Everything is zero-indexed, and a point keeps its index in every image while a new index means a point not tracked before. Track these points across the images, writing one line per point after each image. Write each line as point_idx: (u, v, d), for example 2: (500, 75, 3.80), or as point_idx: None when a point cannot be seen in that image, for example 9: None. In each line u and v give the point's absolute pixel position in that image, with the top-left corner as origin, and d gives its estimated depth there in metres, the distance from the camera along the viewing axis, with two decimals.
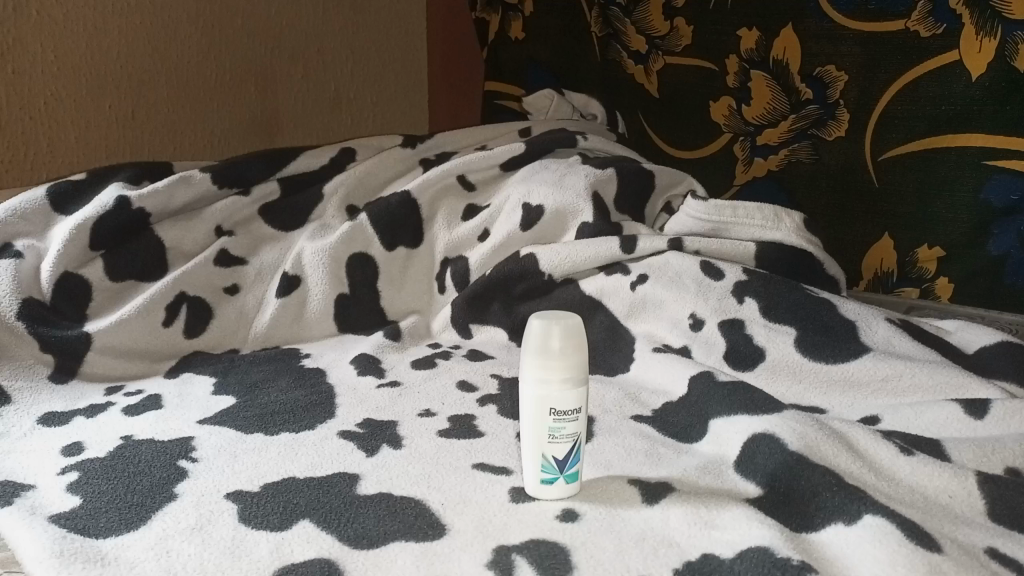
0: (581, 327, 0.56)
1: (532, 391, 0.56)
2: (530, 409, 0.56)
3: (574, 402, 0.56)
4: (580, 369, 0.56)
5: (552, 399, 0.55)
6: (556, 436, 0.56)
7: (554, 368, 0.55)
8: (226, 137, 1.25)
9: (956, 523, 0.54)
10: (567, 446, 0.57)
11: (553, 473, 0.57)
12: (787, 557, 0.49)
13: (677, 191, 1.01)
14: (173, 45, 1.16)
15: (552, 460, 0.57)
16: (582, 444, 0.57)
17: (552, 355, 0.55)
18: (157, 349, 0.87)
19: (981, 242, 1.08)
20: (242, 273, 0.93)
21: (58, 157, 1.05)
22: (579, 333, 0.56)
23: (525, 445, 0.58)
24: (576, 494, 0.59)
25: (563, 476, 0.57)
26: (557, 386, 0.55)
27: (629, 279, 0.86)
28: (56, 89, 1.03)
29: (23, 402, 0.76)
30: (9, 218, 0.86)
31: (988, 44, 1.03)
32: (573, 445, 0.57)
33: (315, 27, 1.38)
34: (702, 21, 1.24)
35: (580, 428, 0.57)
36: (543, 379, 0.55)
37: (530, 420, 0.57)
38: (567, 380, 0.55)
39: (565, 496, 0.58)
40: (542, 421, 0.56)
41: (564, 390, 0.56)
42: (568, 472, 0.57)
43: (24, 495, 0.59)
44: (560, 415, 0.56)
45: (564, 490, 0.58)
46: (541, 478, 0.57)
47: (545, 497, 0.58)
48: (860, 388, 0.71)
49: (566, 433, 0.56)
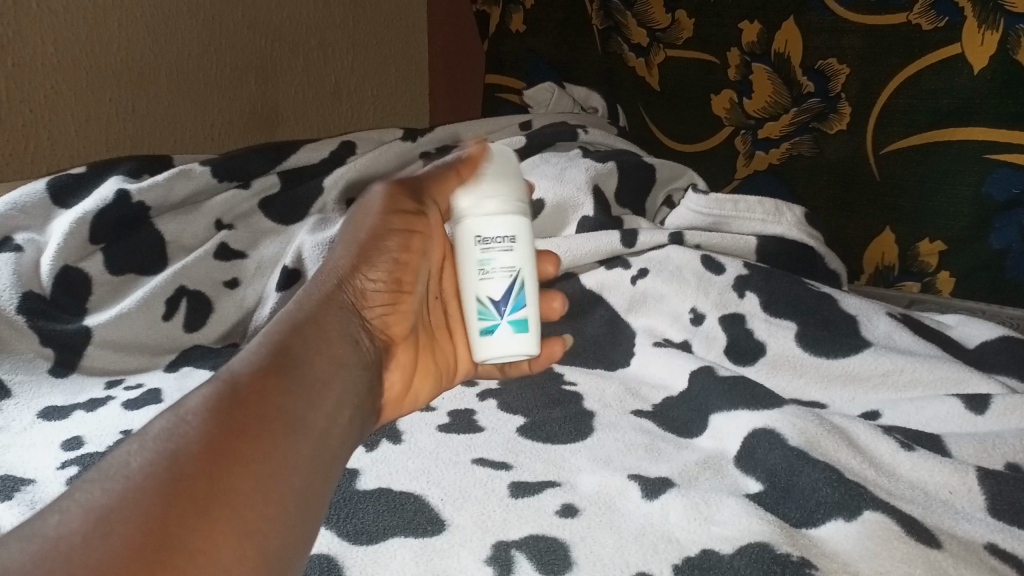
0: (504, 155, 0.66)
1: (464, 217, 0.63)
2: (462, 241, 0.63)
3: (509, 229, 0.63)
4: (509, 202, 0.63)
5: (490, 225, 0.62)
6: (487, 270, 0.63)
7: (495, 190, 0.63)
8: (226, 130, 1.24)
9: (955, 518, 0.55)
10: (508, 281, 0.63)
11: (493, 318, 0.63)
12: (786, 553, 0.50)
13: (677, 185, 1.03)
14: (174, 36, 1.12)
15: (489, 302, 0.63)
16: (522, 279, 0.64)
17: (488, 179, 0.63)
18: (157, 343, 0.85)
19: (982, 236, 1.08)
20: (241, 267, 0.91)
21: (59, 150, 1.00)
22: (510, 157, 0.66)
23: (463, 290, 0.64)
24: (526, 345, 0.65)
25: (504, 320, 0.64)
26: (498, 208, 0.62)
27: (629, 273, 0.85)
28: (56, 83, 0.98)
29: (23, 396, 0.74)
30: (9, 212, 0.84)
31: (990, 37, 1.02)
32: (511, 280, 0.63)
33: (315, 19, 1.37)
34: (704, 13, 1.23)
35: (512, 263, 0.63)
36: (479, 198, 0.63)
37: (462, 252, 0.63)
38: (510, 202, 0.63)
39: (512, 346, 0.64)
40: (473, 258, 0.63)
41: (492, 223, 0.62)
42: (509, 317, 0.64)
43: (25, 490, 0.59)
44: (490, 245, 0.62)
45: (513, 339, 0.64)
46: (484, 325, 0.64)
47: (492, 350, 0.64)
48: (860, 382, 0.71)
49: (502, 267, 0.63)
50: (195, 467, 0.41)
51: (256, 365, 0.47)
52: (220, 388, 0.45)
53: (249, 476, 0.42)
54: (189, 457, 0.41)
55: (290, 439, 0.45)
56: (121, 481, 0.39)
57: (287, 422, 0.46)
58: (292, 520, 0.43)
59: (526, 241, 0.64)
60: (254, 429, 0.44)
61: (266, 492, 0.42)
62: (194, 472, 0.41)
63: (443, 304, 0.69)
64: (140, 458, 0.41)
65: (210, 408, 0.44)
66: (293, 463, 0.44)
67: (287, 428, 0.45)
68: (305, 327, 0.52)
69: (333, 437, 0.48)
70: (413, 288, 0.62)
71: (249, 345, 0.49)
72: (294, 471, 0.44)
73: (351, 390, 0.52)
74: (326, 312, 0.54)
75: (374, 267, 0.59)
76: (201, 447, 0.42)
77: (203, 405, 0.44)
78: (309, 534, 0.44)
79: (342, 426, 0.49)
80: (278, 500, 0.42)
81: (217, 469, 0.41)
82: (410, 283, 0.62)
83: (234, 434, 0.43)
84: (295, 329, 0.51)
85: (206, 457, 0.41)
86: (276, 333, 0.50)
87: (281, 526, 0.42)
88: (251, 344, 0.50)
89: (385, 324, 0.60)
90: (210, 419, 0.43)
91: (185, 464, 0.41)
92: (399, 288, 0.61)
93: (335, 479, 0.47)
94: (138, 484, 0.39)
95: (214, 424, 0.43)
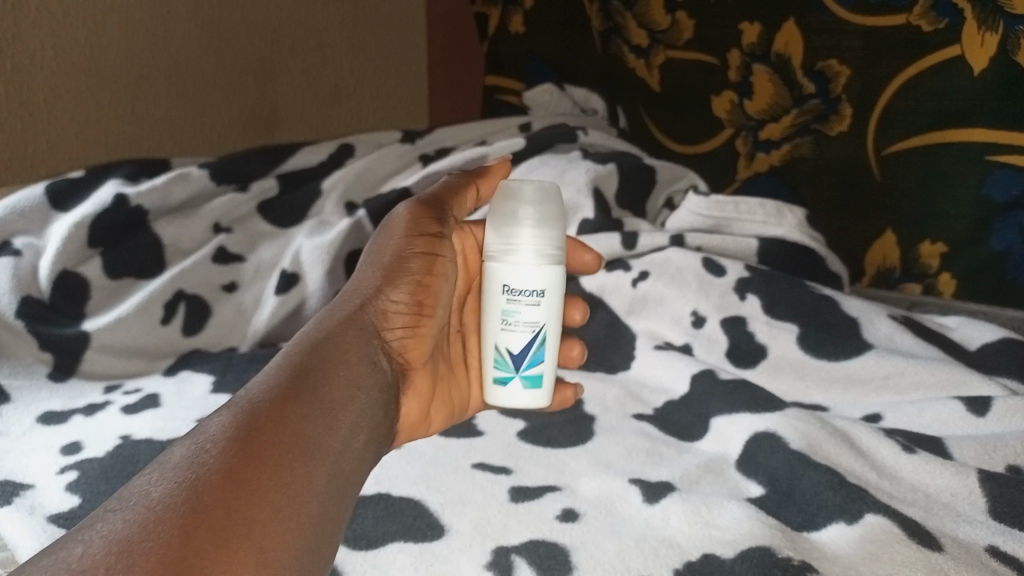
0: (556, 197, 0.68)
1: (497, 261, 0.67)
2: (491, 285, 0.67)
3: (539, 283, 0.66)
4: (547, 250, 0.66)
5: (519, 277, 0.66)
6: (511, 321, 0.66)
7: (530, 239, 0.66)
8: (225, 132, 1.24)
9: (957, 521, 0.54)
10: (529, 334, 0.66)
11: (508, 370, 0.67)
12: (787, 557, 0.49)
13: (678, 187, 1.03)
14: (173, 38, 1.12)
15: (507, 354, 0.67)
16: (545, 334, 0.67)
17: (524, 226, 0.66)
18: (155, 347, 0.84)
19: (982, 238, 1.08)
20: (240, 270, 0.91)
21: (58, 154, 1.00)
22: (553, 199, 0.68)
23: (484, 336, 0.68)
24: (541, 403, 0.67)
25: (519, 374, 0.67)
26: (530, 259, 0.66)
27: (629, 276, 0.84)
28: (55, 86, 0.98)
29: (22, 401, 0.73)
30: (8, 216, 0.84)
31: (990, 38, 1.02)
32: (534, 334, 0.67)
33: (314, 21, 1.36)
34: (704, 15, 1.23)
35: (540, 317, 0.66)
36: (513, 245, 0.66)
37: (489, 298, 0.67)
38: (542, 252, 0.66)
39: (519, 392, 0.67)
40: (499, 305, 0.67)
41: (526, 271, 0.66)
42: (524, 370, 0.67)
43: (24, 494, 0.58)
44: (516, 297, 0.66)
45: (526, 393, 0.68)
46: (499, 373, 0.68)
47: (504, 399, 0.68)
48: (862, 385, 0.71)
49: (524, 321, 0.66)
50: (216, 496, 0.37)
51: (274, 390, 0.45)
52: (238, 414, 0.42)
53: (271, 503, 0.39)
54: (209, 486, 0.37)
55: (313, 461, 0.43)
56: (137, 513, 0.35)
57: (307, 446, 0.43)
58: (312, 549, 0.39)
59: (554, 295, 0.67)
60: (276, 454, 0.41)
61: (287, 520, 0.39)
62: (219, 496, 0.37)
63: (461, 338, 0.75)
64: (158, 488, 0.37)
65: (229, 435, 0.41)
66: (320, 482, 0.42)
67: (307, 453, 0.43)
68: (323, 350, 0.51)
69: (349, 461, 0.45)
70: (433, 313, 0.64)
71: (266, 368, 0.48)
72: (314, 496, 0.41)
73: (366, 414, 0.50)
74: (344, 334, 0.54)
75: (397, 288, 0.61)
76: (220, 474, 0.38)
77: (222, 432, 0.41)
78: (325, 564, 0.40)
79: (358, 450, 0.47)
80: (297, 528, 0.39)
81: (238, 497, 0.38)
82: (430, 308, 0.63)
83: (255, 460, 0.40)
84: (314, 352, 0.50)
85: (227, 484, 0.38)
86: (295, 355, 0.49)
87: (302, 557, 0.38)
88: (263, 372, 0.47)
89: (403, 346, 0.61)
90: (230, 445, 0.40)
91: (205, 493, 0.37)
92: (418, 311, 0.62)
93: (349, 504, 0.44)
94: (156, 515, 0.35)
95: (233, 448, 0.40)
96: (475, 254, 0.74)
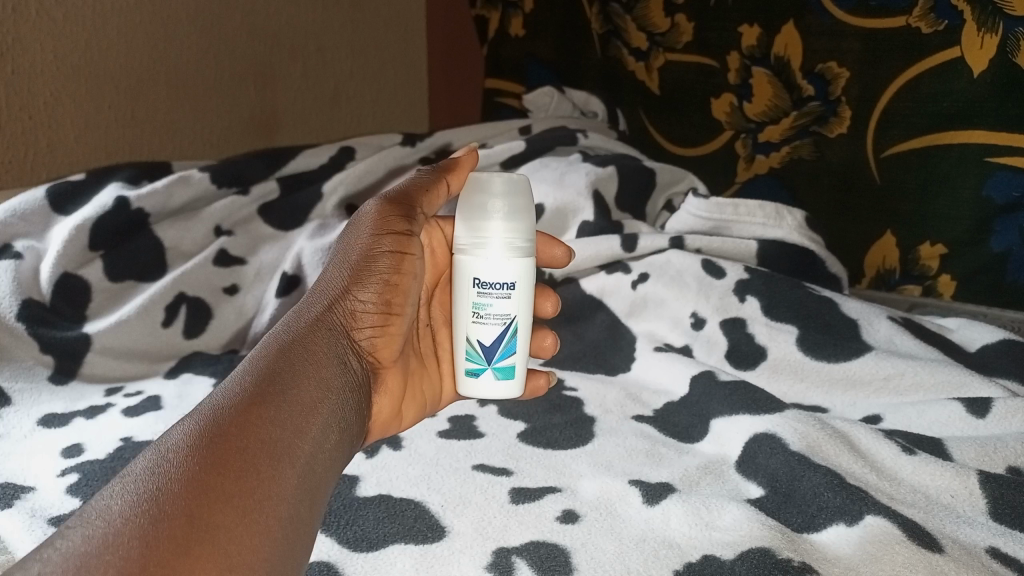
0: (526, 186, 0.63)
1: (467, 253, 0.62)
2: (460, 278, 0.63)
3: (510, 275, 0.62)
4: (520, 239, 0.62)
5: (489, 268, 0.61)
6: (482, 314, 0.62)
7: (499, 231, 0.61)
8: (226, 135, 1.24)
9: (956, 523, 0.54)
10: (500, 327, 0.62)
11: (480, 363, 0.63)
12: (787, 558, 0.49)
13: (677, 189, 1.04)
14: (174, 42, 1.12)
15: (479, 347, 0.63)
16: (518, 326, 0.63)
17: (494, 218, 0.61)
18: (157, 349, 0.85)
19: (983, 239, 1.08)
20: (241, 273, 0.91)
21: (58, 157, 1.00)
22: (524, 191, 0.63)
23: (455, 328, 0.64)
24: (512, 388, 0.65)
25: (491, 367, 0.63)
26: (499, 250, 0.61)
27: (629, 278, 0.85)
28: (55, 90, 0.98)
29: (23, 403, 0.73)
30: (9, 219, 0.84)
31: (990, 40, 1.02)
32: (506, 326, 0.63)
33: (314, 25, 1.37)
34: (704, 17, 1.23)
35: (513, 308, 0.62)
36: (481, 237, 0.62)
37: (459, 290, 0.63)
38: (512, 244, 0.62)
39: (494, 385, 0.64)
40: (468, 299, 0.63)
41: (496, 261, 0.61)
42: (496, 363, 0.63)
43: (24, 497, 0.58)
44: (486, 289, 0.62)
45: (499, 385, 0.64)
46: (470, 368, 0.64)
47: (475, 391, 0.65)
48: (861, 387, 0.71)
49: (495, 313, 0.62)
50: (180, 504, 0.37)
51: (240, 395, 0.44)
52: (204, 421, 0.42)
53: (238, 508, 0.39)
54: (172, 494, 0.38)
55: (280, 468, 0.42)
56: (99, 527, 0.36)
57: (275, 450, 0.42)
58: (282, 551, 0.39)
59: (526, 287, 0.63)
60: (241, 460, 0.41)
61: (253, 524, 0.39)
62: (182, 513, 0.37)
63: (431, 333, 0.69)
64: (120, 500, 0.37)
65: (196, 441, 0.41)
66: (286, 489, 0.41)
67: (276, 457, 0.42)
68: (291, 353, 0.49)
69: (321, 462, 0.45)
70: (403, 310, 0.59)
71: (234, 372, 0.47)
72: (283, 499, 0.41)
73: (339, 413, 0.49)
74: (312, 336, 0.52)
75: (365, 287, 0.57)
76: (183, 483, 0.38)
77: (187, 439, 0.41)
78: (299, 565, 0.41)
79: (331, 450, 0.47)
80: (266, 531, 0.39)
81: (203, 504, 0.38)
82: (399, 306, 0.59)
83: (220, 467, 0.40)
84: (282, 355, 0.49)
85: (190, 495, 0.38)
86: (261, 359, 0.48)
87: (272, 559, 0.38)
88: (234, 374, 0.47)
89: (372, 346, 0.57)
90: (194, 453, 0.40)
91: (169, 502, 0.37)
92: (387, 310, 0.58)
93: (324, 504, 0.44)
94: (118, 528, 0.35)
95: (194, 463, 0.39)
96: (444, 249, 0.67)
